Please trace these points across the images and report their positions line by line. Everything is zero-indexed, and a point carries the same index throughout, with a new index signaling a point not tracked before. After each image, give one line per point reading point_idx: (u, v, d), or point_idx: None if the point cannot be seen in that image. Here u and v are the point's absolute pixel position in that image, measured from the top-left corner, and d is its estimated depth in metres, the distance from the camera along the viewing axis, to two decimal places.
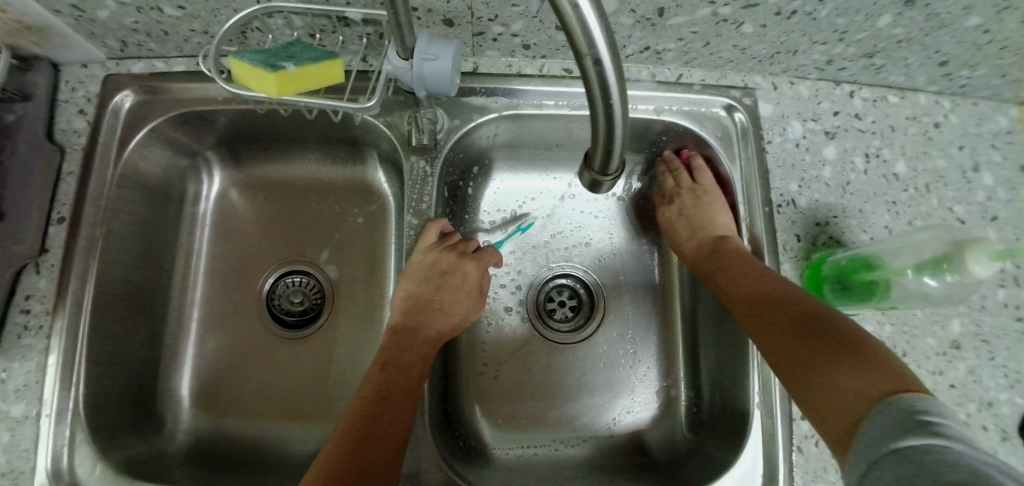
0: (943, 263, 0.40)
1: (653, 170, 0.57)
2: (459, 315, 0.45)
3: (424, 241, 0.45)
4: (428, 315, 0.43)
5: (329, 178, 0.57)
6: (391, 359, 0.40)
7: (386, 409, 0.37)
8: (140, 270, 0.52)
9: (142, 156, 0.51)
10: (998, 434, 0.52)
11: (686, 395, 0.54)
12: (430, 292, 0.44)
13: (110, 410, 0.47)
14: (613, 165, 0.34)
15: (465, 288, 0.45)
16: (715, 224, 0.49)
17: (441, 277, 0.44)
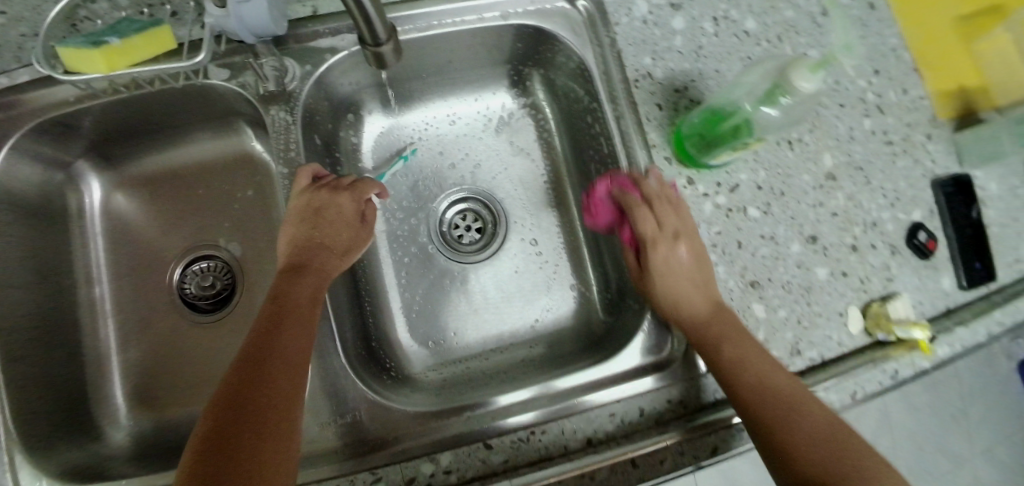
0: (776, 91, 0.43)
1: (523, 82, 0.60)
2: (345, 245, 0.47)
3: (297, 186, 0.47)
4: (312, 251, 0.44)
5: (211, 158, 0.58)
6: (281, 293, 0.41)
7: (280, 343, 0.38)
8: (41, 291, 0.52)
9: (12, 175, 0.49)
10: (887, 249, 0.58)
11: (598, 285, 0.57)
12: (311, 230, 0.45)
13: (44, 426, 0.48)
14: (383, 35, 0.35)
15: (343, 220, 0.47)
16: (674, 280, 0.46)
17: (317, 214, 0.46)
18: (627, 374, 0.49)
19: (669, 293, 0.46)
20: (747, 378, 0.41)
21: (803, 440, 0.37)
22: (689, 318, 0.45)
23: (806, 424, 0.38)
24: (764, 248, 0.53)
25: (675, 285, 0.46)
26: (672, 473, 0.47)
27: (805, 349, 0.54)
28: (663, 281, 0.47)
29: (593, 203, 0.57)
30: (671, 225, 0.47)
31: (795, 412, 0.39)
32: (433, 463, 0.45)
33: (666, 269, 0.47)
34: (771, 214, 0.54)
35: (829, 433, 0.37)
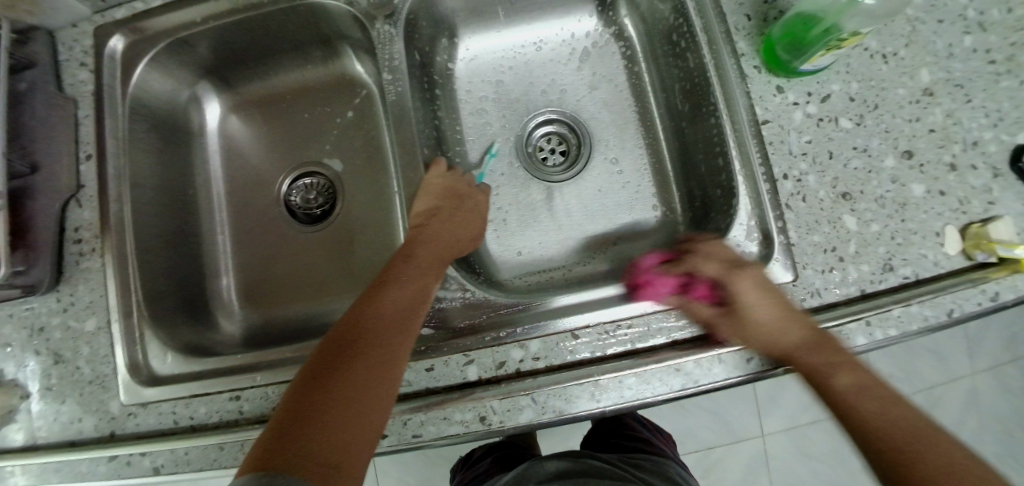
0: None
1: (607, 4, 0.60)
2: (471, 233, 0.54)
3: (437, 168, 0.53)
4: (440, 230, 0.50)
5: (316, 82, 0.63)
6: (385, 283, 0.45)
7: (372, 332, 0.42)
8: (165, 196, 0.59)
9: (145, 89, 0.57)
10: (988, 172, 0.52)
11: (682, 199, 0.59)
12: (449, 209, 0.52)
13: (166, 310, 0.56)
14: None
15: (476, 211, 0.55)
16: (768, 327, 0.43)
17: (457, 198, 0.53)
18: None
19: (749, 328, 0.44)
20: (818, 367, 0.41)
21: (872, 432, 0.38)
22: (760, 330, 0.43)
23: (865, 407, 0.39)
24: (857, 160, 0.52)
25: (772, 320, 0.43)
26: (759, 374, 0.46)
27: (898, 266, 0.51)
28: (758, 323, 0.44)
29: (678, 120, 0.58)
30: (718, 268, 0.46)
31: (864, 394, 0.39)
32: (523, 349, 0.47)
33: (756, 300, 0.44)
34: (864, 127, 0.53)
35: (906, 431, 0.37)
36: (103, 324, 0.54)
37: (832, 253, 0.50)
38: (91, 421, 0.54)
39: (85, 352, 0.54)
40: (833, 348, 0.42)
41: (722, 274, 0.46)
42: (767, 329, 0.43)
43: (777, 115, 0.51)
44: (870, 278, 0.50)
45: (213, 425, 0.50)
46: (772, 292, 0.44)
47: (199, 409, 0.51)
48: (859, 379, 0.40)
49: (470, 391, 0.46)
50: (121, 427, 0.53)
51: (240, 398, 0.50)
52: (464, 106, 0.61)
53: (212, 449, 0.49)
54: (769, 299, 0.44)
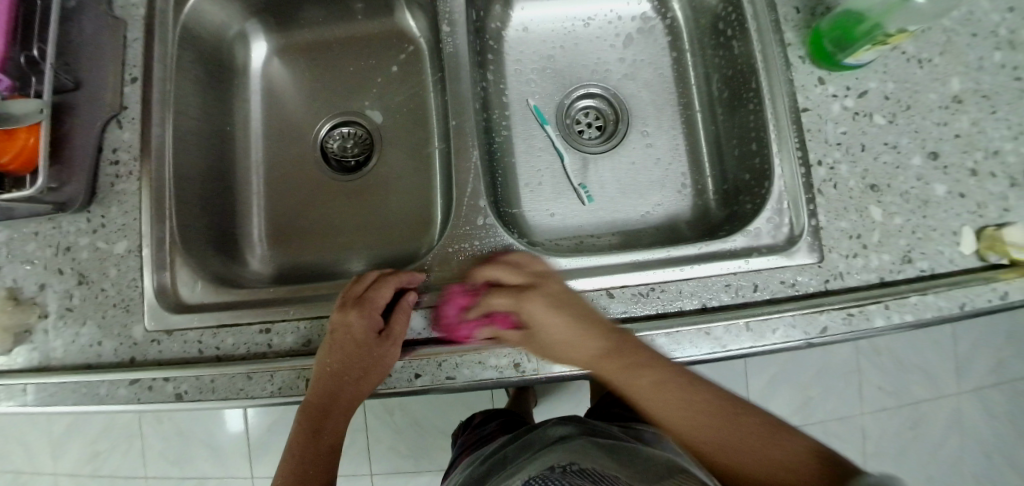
0: None
1: None
2: (370, 369, 0.46)
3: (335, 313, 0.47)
4: (336, 383, 0.46)
5: (364, 34, 0.63)
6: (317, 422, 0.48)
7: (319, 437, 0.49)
8: (205, 129, 0.59)
9: (198, 20, 0.57)
10: (1006, 181, 0.55)
11: (714, 182, 0.61)
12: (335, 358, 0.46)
13: (197, 241, 0.56)
14: None
15: (364, 343, 0.46)
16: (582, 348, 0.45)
17: (336, 340, 0.46)
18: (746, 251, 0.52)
19: (630, 356, 0.44)
20: (621, 379, 0.44)
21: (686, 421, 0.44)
22: (555, 340, 0.45)
23: (678, 410, 0.44)
24: (886, 155, 0.54)
25: (564, 331, 0.44)
26: (780, 344, 0.48)
27: (916, 259, 0.52)
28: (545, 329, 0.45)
29: (716, 105, 0.61)
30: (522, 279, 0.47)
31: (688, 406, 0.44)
32: None
33: (546, 315, 0.45)
34: (895, 125, 0.55)
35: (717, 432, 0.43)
36: (134, 247, 0.54)
37: (856, 240, 0.52)
38: (112, 346, 0.54)
39: (113, 274, 0.54)
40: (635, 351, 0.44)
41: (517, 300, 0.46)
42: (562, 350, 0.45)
43: (816, 104, 0.53)
44: (889, 267, 0.52)
45: (239, 356, 0.50)
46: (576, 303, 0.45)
47: (227, 339, 0.51)
48: (661, 378, 0.44)
49: (506, 339, 0.47)
50: (143, 353, 0.53)
51: (271, 330, 0.50)
52: (510, 73, 0.62)
53: (240, 378, 0.48)
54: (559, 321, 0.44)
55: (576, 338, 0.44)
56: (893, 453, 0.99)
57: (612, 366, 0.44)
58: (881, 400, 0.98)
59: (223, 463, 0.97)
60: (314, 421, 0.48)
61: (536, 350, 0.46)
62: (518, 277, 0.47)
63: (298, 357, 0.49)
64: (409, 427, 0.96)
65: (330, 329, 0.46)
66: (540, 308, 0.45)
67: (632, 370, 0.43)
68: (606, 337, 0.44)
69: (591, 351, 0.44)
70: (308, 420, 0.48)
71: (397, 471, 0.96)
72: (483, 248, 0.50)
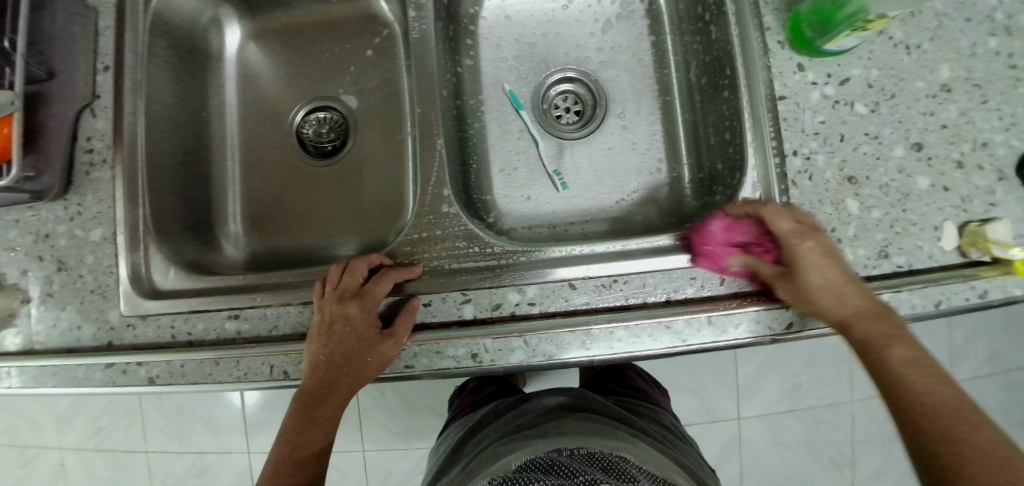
0: None
1: None
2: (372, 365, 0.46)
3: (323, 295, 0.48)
4: (331, 372, 0.46)
5: (338, 15, 0.62)
6: (306, 406, 0.48)
7: (314, 421, 0.49)
8: (178, 117, 0.59)
9: (169, 7, 0.57)
10: (994, 173, 0.53)
11: (692, 170, 0.59)
12: (330, 345, 0.46)
13: (173, 228, 0.57)
14: None
15: (365, 335, 0.46)
16: (831, 300, 0.44)
17: (331, 328, 0.46)
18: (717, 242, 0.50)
19: (805, 291, 0.44)
20: (864, 341, 0.43)
21: (929, 409, 0.39)
22: (817, 290, 0.44)
23: (922, 387, 0.39)
24: (867, 146, 0.52)
25: (829, 286, 0.44)
26: (743, 339, 0.47)
27: (892, 254, 0.51)
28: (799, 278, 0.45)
29: (695, 92, 0.59)
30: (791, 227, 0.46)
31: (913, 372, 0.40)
32: (520, 293, 0.47)
33: (818, 261, 0.44)
34: (878, 114, 0.53)
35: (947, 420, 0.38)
36: (109, 235, 0.55)
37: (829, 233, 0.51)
38: (91, 330, 0.55)
39: (90, 260, 0.55)
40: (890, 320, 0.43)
41: (794, 237, 0.45)
42: (826, 304, 0.44)
43: (794, 92, 0.51)
44: (863, 262, 0.51)
45: (210, 342, 0.51)
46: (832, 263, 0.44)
47: (198, 325, 0.51)
48: (917, 355, 0.41)
49: (466, 329, 0.47)
50: (119, 337, 0.54)
51: (239, 317, 0.50)
52: (485, 56, 0.60)
53: (207, 363, 0.50)
54: (819, 276, 0.44)
55: (845, 291, 0.44)
56: (882, 443, 0.98)
57: (869, 330, 0.43)
58: (871, 388, 0.97)
59: (217, 439, 1.00)
60: (320, 388, 0.47)
61: (790, 292, 0.45)
62: (790, 224, 0.46)
63: (263, 344, 0.49)
64: (397, 407, 0.98)
65: (327, 319, 0.46)
66: (813, 247, 0.44)
67: (882, 338, 0.42)
68: (873, 299, 0.43)
69: (852, 307, 0.43)
70: (305, 392, 0.47)
71: (387, 449, 0.98)
72: (448, 237, 0.50)
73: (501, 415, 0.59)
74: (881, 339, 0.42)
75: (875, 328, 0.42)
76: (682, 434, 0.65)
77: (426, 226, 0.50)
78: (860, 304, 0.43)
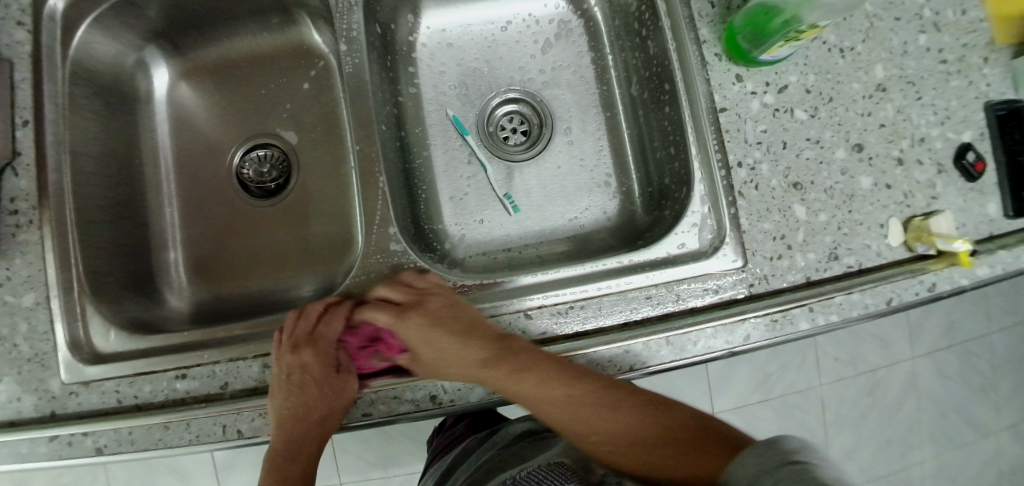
0: None
1: None
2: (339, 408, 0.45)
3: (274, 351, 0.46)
4: (302, 424, 0.45)
5: (269, 49, 0.60)
6: (284, 463, 0.45)
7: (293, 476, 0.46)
8: (110, 168, 0.57)
9: (89, 53, 0.54)
10: (933, 167, 0.54)
11: (640, 183, 0.59)
12: (294, 398, 0.44)
13: (112, 285, 0.54)
14: None
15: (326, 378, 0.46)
16: (517, 350, 0.43)
17: (290, 381, 0.45)
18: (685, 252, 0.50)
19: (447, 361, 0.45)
20: (510, 390, 0.43)
21: (610, 447, 0.42)
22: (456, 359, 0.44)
23: (604, 439, 0.42)
24: (809, 150, 0.53)
25: (452, 347, 0.44)
26: (702, 356, 0.47)
27: (842, 255, 0.52)
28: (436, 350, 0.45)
29: (639, 105, 0.58)
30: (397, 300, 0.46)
31: (614, 417, 0.42)
32: None
33: (428, 331, 0.46)
34: (817, 118, 0.54)
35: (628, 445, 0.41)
36: (43, 299, 0.52)
37: (780, 240, 0.51)
38: (30, 401, 0.52)
39: (23, 327, 0.52)
40: (521, 357, 0.43)
41: (397, 318, 0.46)
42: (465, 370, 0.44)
43: (734, 103, 0.51)
44: (815, 265, 0.51)
45: (157, 404, 0.49)
46: (451, 316, 0.46)
47: (144, 387, 0.49)
48: (554, 393, 0.42)
49: (423, 369, 0.46)
50: (62, 406, 0.51)
51: (186, 376, 0.48)
52: (424, 82, 0.59)
53: (157, 428, 0.47)
54: (455, 344, 0.44)
55: (457, 347, 0.44)
56: (853, 423, 1.00)
57: (496, 375, 0.43)
58: (838, 371, 0.99)
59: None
60: (290, 440, 0.45)
61: (427, 367, 0.46)
62: (410, 296, 0.46)
63: (213, 403, 0.47)
64: (372, 435, 0.96)
65: (284, 372, 0.45)
66: (415, 322, 0.45)
67: (522, 379, 0.42)
68: (520, 347, 0.43)
69: (471, 359, 0.44)
70: (277, 452, 0.45)
71: (366, 480, 0.96)
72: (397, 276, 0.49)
73: (471, 453, 0.58)
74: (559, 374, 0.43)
75: (497, 376, 0.42)
76: None
77: (374, 266, 0.49)
78: (479, 356, 0.43)
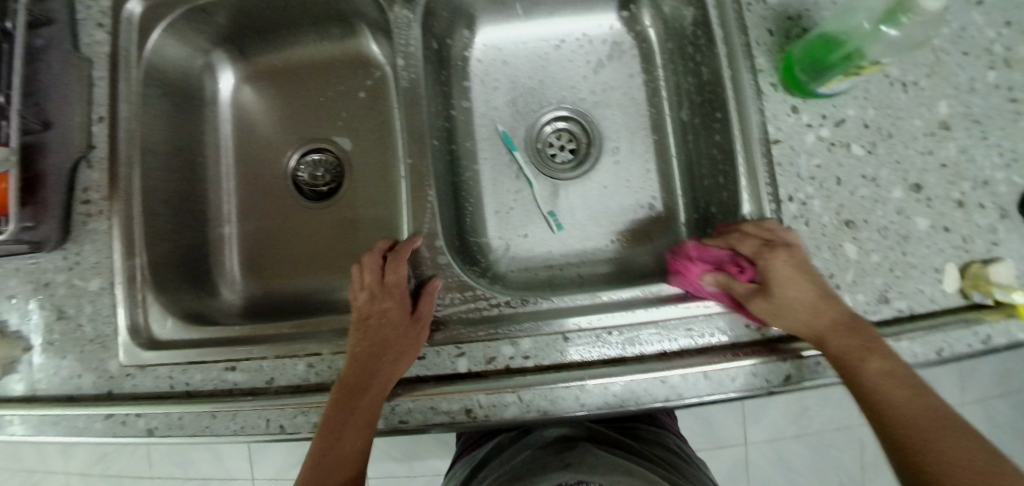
0: (899, 11, 0.39)
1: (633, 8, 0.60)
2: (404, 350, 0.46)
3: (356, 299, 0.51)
4: (371, 362, 0.45)
5: (327, 57, 0.62)
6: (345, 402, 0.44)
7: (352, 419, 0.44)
8: (175, 164, 0.60)
9: (161, 55, 0.57)
10: (996, 212, 0.52)
11: (686, 209, 0.59)
12: (368, 337, 0.47)
13: (170, 276, 0.57)
14: None
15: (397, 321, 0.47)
16: (795, 302, 0.43)
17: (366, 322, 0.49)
18: None
19: (786, 305, 0.43)
20: (863, 363, 0.40)
21: (906, 422, 0.37)
22: (793, 305, 0.43)
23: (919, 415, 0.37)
24: (864, 189, 0.52)
25: (810, 298, 0.43)
26: (741, 392, 0.47)
27: (893, 299, 0.51)
28: (778, 293, 0.44)
29: (689, 131, 0.58)
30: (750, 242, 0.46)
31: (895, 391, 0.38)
32: (513, 346, 0.47)
33: (787, 276, 0.44)
34: (875, 155, 0.52)
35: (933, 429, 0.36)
36: (108, 285, 0.55)
37: (829, 280, 0.50)
38: (91, 378, 0.55)
39: (89, 310, 0.55)
40: (866, 335, 0.41)
41: (763, 250, 0.45)
42: (793, 310, 0.43)
43: (787, 136, 0.50)
44: (864, 309, 0.50)
45: (207, 393, 0.51)
46: (803, 276, 0.44)
47: (195, 376, 0.52)
48: (893, 368, 0.39)
49: (461, 383, 0.47)
50: (119, 386, 0.54)
51: (234, 369, 0.51)
52: (476, 97, 0.60)
53: (204, 416, 0.50)
54: (799, 291, 0.43)
55: (815, 304, 0.43)
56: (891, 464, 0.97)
57: (851, 340, 0.41)
58: None
59: (223, 465, 1.01)
60: (358, 380, 0.44)
61: (767, 309, 0.44)
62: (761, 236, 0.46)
63: (259, 397, 0.49)
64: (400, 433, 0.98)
65: (364, 315, 0.49)
66: (781, 263, 0.44)
67: (859, 352, 0.40)
68: (842, 310, 0.42)
69: (824, 318, 0.42)
70: (343, 389, 0.44)
71: (391, 475, 0.98)
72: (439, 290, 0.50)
73: (502, 453, 0.58)
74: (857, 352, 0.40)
75: (855, 342, 0.41)
76: (690, 457, 0.64)
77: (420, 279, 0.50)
78: (830, 314, 0.42)
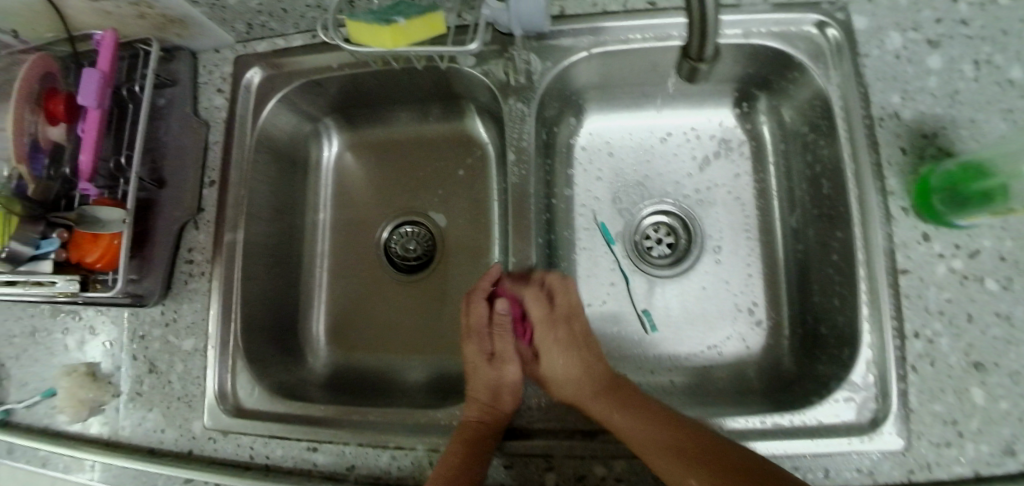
0: None
1: (745, 106, 0.60)
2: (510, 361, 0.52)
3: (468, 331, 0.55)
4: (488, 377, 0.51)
5: (432, 133, 0.65)
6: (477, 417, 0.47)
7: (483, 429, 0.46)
8: (275, 227, 0.61)
9: (273, 123, 0.59)
10: None
11: (791, 319, 0.56)
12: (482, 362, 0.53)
13: (261, 340, 0.58)
14: (708, 54, 0.32)
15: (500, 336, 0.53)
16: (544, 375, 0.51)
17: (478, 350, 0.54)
18: (844, 424, 0.46)
19: (551, 373, 0.51)
20: (613, 422, 0.45)
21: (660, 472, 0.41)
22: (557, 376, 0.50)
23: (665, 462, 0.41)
24: (998, 328, 0.46)
25: (563, 366, 0.50)
26: None
27: (1020, 452, 0.44)
28: (548, 363, 0.51)
29: (806, 240, 0.55)
30: (559, 310, 0.52)
31: (663, 430, 0.43)
32: (606, 468, 0.45)
33: (556, 348, 0.52)
34: (1011, 292, 0.46)
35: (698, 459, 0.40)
36: (200, 346, 0.56)
37: (951, 426, 0.45)
38: (173, 435, 0.56)
39: (180, 368, 0.57)
40: (620, 387, 0.48)
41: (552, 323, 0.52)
42: (557, 378, 0.50)
43: (916, 266, 0.46)
44: (988, 460, 0.44)
45: (286, 470, 0.51)
46: (587, 347, 0.51)
47: (276, 450, 0.52)
48: (648, 415, 0.45)
49: None
50: (199, 447, 0.55)
51: (317, 450, 0.51)
52: (578, 184, 0.61)
53: None
54: (561, 360, 0.50)
55: (571, 366, 0.50)
56: None
57: (602, 401, 0.47)
58: None
59: None
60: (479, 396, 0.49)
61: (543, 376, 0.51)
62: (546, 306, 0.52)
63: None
64: None
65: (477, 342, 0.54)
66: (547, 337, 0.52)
67: (606, 407, 0.46)
68: (608, 374, 0.49)
69: (587, 385, 0.48)
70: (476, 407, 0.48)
71: None
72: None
73: None
74: (596, 400, 0.47)
75: (603, 403, 0.46)
76: None
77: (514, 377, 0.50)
78: (574, 379, 0.49)
